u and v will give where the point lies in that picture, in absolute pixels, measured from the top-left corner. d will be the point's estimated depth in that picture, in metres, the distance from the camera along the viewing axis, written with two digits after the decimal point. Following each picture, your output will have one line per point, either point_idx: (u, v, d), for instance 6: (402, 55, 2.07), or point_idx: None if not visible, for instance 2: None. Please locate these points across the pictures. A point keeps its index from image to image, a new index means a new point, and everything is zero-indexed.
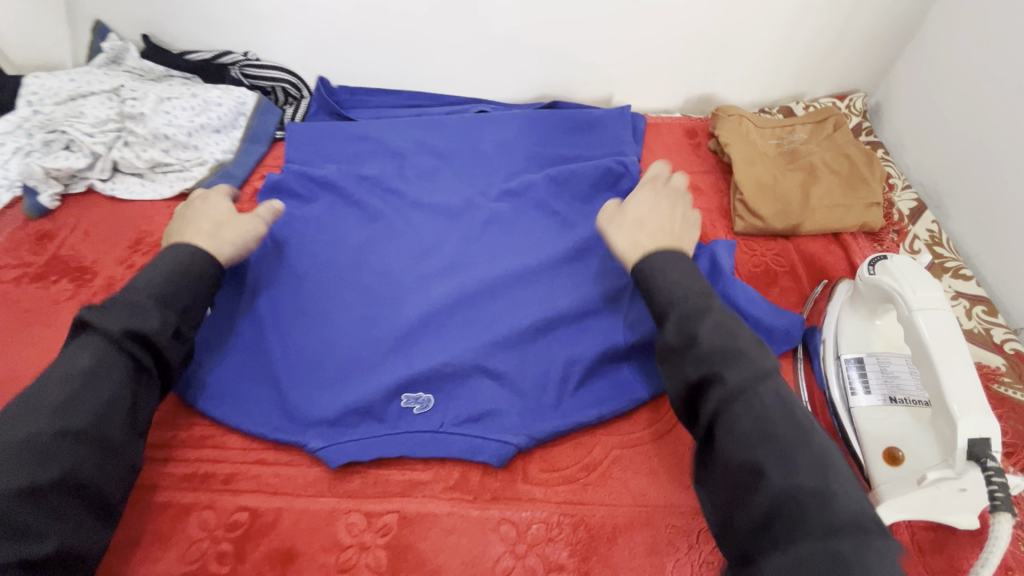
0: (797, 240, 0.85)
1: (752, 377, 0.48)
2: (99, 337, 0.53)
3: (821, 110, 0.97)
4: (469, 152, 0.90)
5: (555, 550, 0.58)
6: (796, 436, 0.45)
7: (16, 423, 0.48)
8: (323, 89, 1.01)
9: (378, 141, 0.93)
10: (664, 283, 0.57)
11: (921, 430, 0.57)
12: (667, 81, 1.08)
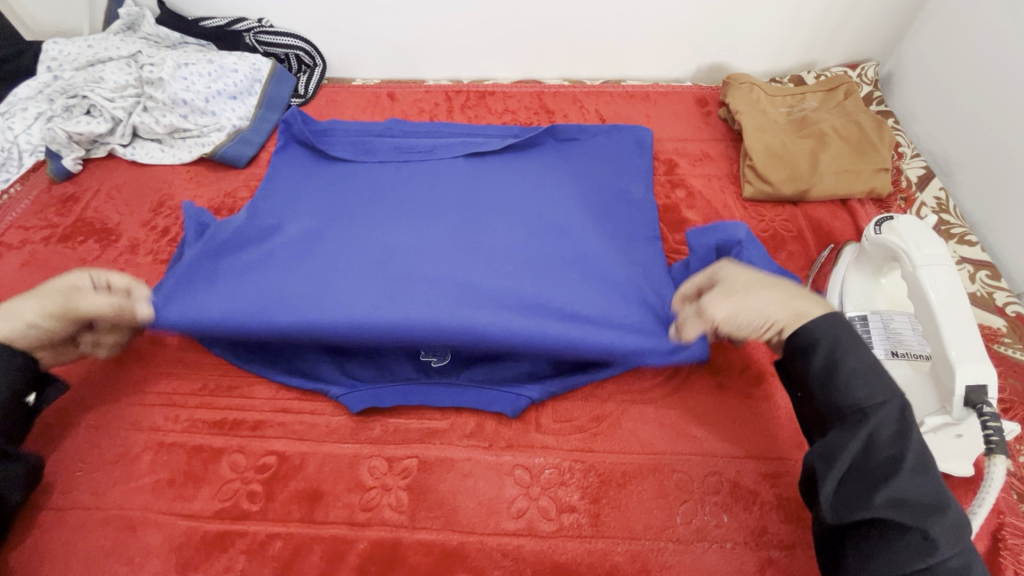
0: (805, 207, 0.87)
1: (900, 430, 0.44)
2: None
3: (832, 78, 0.98)
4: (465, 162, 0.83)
5: (567, 493, 0.61)
6: (930, 480, 0.43)
7: None
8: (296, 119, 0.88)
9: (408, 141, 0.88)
10: (818, 349, 0.48)
11: (919, 379, 0.59)
12: (679, 49, 1.08)
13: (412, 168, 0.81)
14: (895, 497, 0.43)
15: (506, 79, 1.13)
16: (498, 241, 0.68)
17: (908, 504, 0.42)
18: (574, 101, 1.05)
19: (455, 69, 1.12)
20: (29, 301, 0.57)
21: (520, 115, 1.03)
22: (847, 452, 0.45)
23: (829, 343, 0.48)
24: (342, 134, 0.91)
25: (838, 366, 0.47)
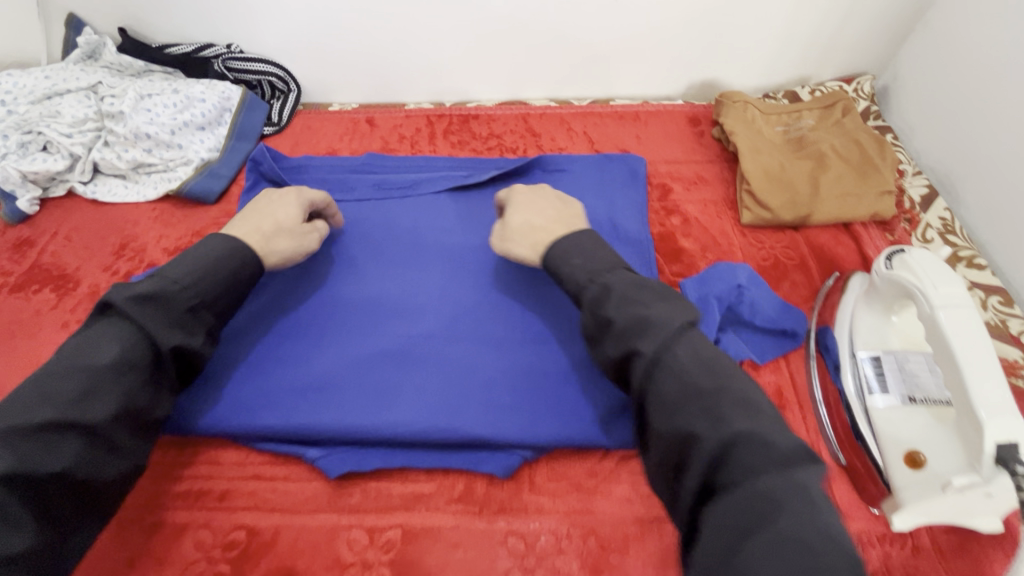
0: (806, 231, 0.83)
1: (683, 368, 0.46)
2: (135, 340, 0.52)
3: (829, 94, 0.94)
4: (449, 215, 0.83)
5: (565, 563, 0.56)
6: (740, 431, 0.41)
7: (63, 398, 0.47)
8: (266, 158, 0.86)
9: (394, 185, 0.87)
10: (596, 311, 0.52)
11: (941, 430, 0.55)
12: (669, 66, 1.04)
13: (391, 234, 0.81)
14: (726, 474, 0.39)
15: (490, 101, 1.09)
16: (492, 319, 0.71)
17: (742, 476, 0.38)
18: (561, 123, 1.00)
19: (437, 92, 1.07)
20: (270, 232, 0.65)
21: (505, 139, 0.98)
22: (659, 404, 0.45)
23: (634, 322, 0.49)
24: (324, 175, 0.89)
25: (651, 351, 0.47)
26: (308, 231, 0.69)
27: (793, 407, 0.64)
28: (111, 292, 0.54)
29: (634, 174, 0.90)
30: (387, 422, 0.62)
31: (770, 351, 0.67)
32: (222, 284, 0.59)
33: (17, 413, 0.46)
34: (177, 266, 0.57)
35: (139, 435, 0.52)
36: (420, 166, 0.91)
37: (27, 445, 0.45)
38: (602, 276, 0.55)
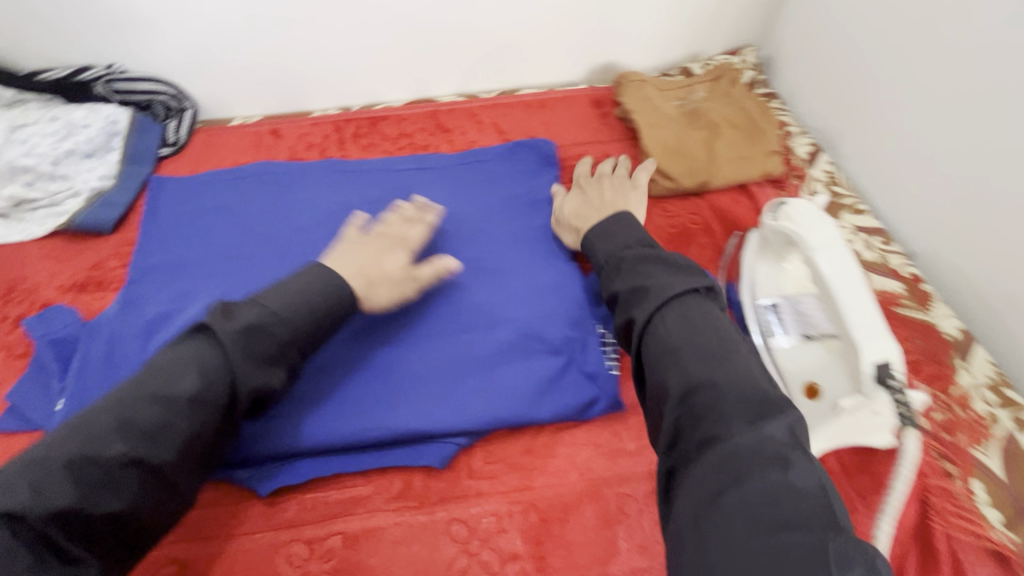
0: (708, 197, 0.88)
1: (682, 330, 0.52)
2: (216, 373, 0.52)
3: (715, 68, 1.01)
4: (365, 219, 0.84)
5: (508, 541, 0.57)
6: (727, 393, 0.47)
7: (92, 446, 0.46)
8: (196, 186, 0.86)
9: (306, 194, 0.87)
10: (609, 283, 0.62)
11: (830, 360, 0.61)
12: (568, 52, 1.07)
13: (308, 245, 0.81)
14: (722, 492, 0.41)
15: (398, 101, 1.08)
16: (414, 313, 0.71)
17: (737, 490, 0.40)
18: (470, 117, 1.01)
19: (342, 97, 1.06)
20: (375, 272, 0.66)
21: (416, 137, 0.98)
22: (646, 359, 0.53)
23: (659, 332, 0.53)
24: (232, 192, 0.87)
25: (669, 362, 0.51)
26: (408, 279, 0.67)
27: None
28: (213, 317, 0.54)
29: (543, 155, 0.92)
30: (317, 432, 0.60)
31: None
32: (327, 313, 0.60)
33: (90, 444, 0.46)
34: (276, 297, 0.58)
35: (194, 471, 0.51)
36: (331, 173, 0.91)
37: (76, 480, 0.44)
38: (635, 281, 0.59)
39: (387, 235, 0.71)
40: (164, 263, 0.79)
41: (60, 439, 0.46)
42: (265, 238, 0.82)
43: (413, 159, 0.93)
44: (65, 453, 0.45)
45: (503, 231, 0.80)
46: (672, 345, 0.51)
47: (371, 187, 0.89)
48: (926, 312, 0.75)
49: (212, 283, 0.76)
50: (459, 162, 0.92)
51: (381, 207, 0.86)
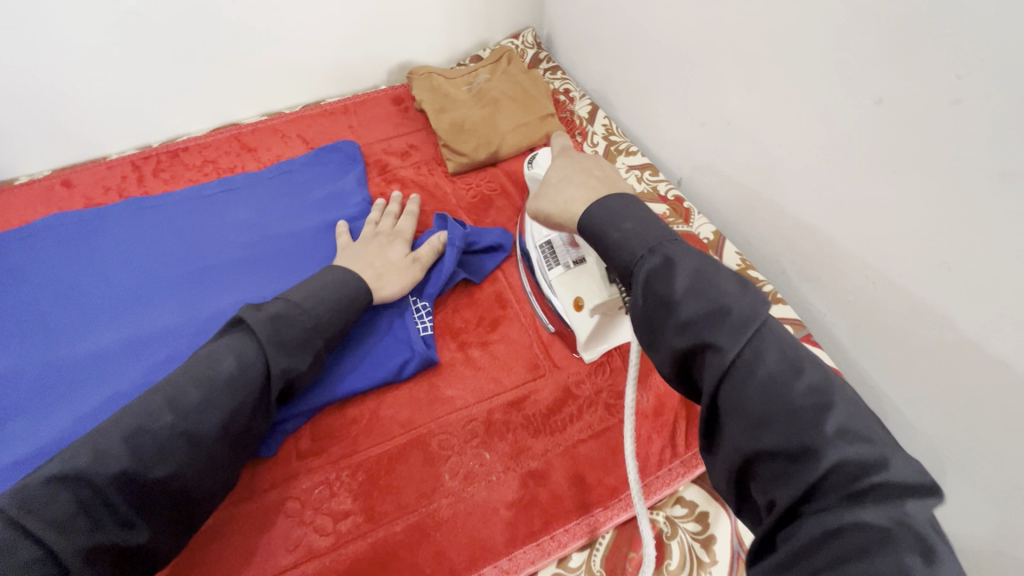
0: (503, 165, 0.97)
1: (726, 310, 0.39)
2: (252, 356, 0.57)
3: (495, 52, 1.11)
4: (176, 247, 0.85)
5: (339, 502, 0.61)
6: (800, 365, 0.37)
7: (133, 447, 0.48)
8: (3, 247, 0.84)
9: (109, 235, 0.86)
10: (609, 241, 0.48)
11: (592, 272, 0.67)
12: (362, 58, 1.13)
13: (113, 285, 0.81)
14: (793, 461, 0.35)
15: (202, 130, 1.08)
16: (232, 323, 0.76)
17: (762, 392, 0.37)
18: (275, 132, 1.04)
19: (139, 136, 1.04)
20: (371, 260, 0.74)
21: (221, 161, 0.99)
22: (680, 328, 0.41)
23: (659, 284, 0.43)
24: (24, 248, 0.84)
25: (677, 307, 0.41)
26: (410, 263, 0.76)
27: (512, 305, 0.79)
28: (244, 310, 0.59)
29: (348, 156, 0.98)
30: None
31: (487, 264, 0.82)
32: (339, 301, 0.66)
33: (140, 418, 0.49)
34: (299, 293, 0.64)
35: (232, 447, 0.55)
36: (134, 209, 0.90)
37: (125, 451, 0.47)
38: (626, 230, 0.47)
39: (381, 232, 0.80)
40: None
41: (108, 422, 0.49)
42: (66, 288, 0.80)
43: (220, 181, 0.95)
44: (117, 429, 0.48)
45: (315, 232, 0.88)
46: (662, 276, 0.43)
47: (180, 215, 0.90)
48: (688, 223, 0.89)
49: (10, 343, 0.74)
50: (268, 175, 0.95)
51: (190, 234, 0.87)
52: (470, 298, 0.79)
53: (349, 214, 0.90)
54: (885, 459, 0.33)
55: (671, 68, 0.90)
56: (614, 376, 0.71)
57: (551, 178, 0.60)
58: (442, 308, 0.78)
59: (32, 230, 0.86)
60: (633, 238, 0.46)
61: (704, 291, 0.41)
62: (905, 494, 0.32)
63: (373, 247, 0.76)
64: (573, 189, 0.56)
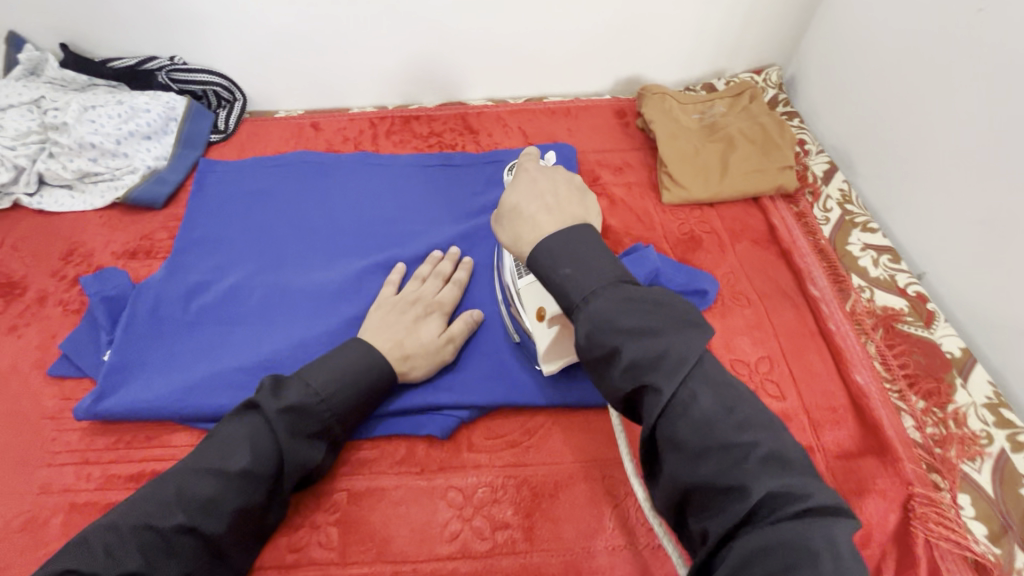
0: (720, 207, 0.91)
1: (658, 355, 0.41)
2: (267, 447, 0.53)
3: (738, 84, 1.03)
4: (394, 207, 0.90)
5: (500, 510, 0.60)
6: (726, 417, 0.39)
7: (181, 511, 0.48)
8: (259, 169, 0.95)
9: (341, 182, 0.94)
10: (560, 276, 0.47)
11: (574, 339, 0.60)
12: (595, 64, 1.12)
13: (337, 228, 0.87)
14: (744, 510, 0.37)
15: (431, 103, 1.15)
16: None
17: (695, 430, 0.39)
18: (497, 120, 1.07)
19: (380, 96, 1.13)
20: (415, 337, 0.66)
21: (445, 137, 1.04)
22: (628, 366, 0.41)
23: (605, 326, 0.43)
24: (273, 175, 0.94)
25: (633, 367, 0.41)
26: (444, 345, 0.67)
27: None
28: (266, 392, 0.56)
29: (564, 160, 0.97)
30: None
31: None
32: (366, 390, 0.60)
33: (155, 511, 0.48)
34: (320, 375, 0.58)
35: (242, 536, 0.53)
36: (365, 163, 0.97)
37: (140, 547, 0.46)
38: (568, 266, 0.46)
39: (423, 298, 0.70)
40: (210, 236, 0.85)
41: (127, 506, 0.49)
42: (298, 221, 0.88)
43: (441, 155, 0.99)
44: (125, 522, 0.47)
45: None
46: (609, 320, 0.43)
47: (401, 179, 0.95)
48: (930, 331, 0.76)
49: (248, 258, 0.82)
50: (485, 160, 0.98)
51: (407, 198, 0.92)
52: None
53: None
54: (827, 510, 0.37)
55: (977, 146, 0.76)
56: None
57: (508, 203, 0.54)
58: None
59: (282, 161, 0.96)
60: (591, 274, 0.46)
61: (642, 335, 0.42)
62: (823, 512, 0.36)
63: (407, 318, 0.67)
64: (529, 226, 0.51)
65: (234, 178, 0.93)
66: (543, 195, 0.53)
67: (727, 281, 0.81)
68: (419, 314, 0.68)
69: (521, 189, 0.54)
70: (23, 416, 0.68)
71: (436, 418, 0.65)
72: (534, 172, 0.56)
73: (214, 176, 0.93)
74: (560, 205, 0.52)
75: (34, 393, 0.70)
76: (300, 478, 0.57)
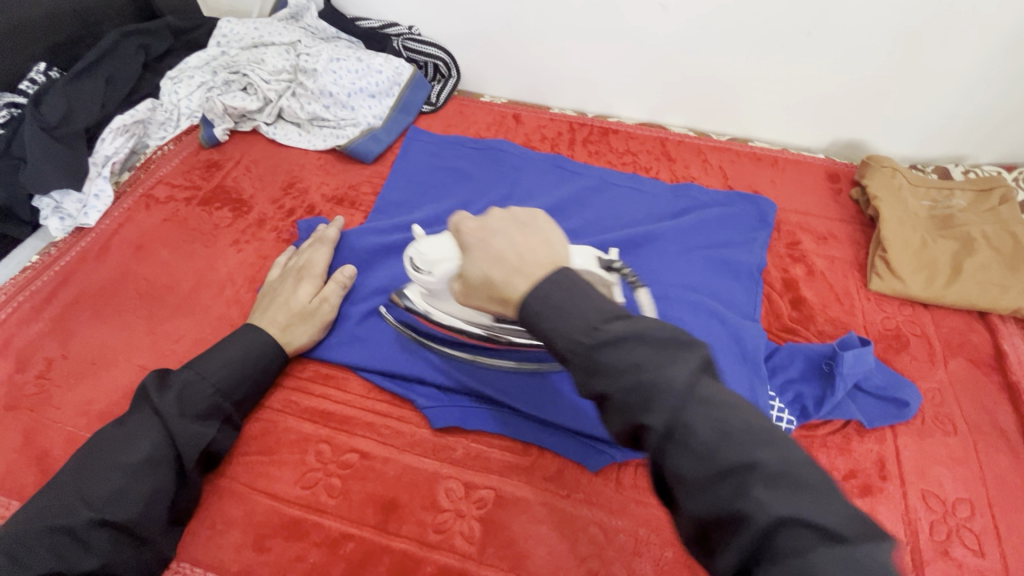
0: (936, 312, 0.81)
1: (711, 453, 0.35)
2: (163, 433, 0.57)
3: (988, 178, 0.90)
4: (580, 217, 0.90)
5: (641, 565, 0.58)
6: (770, 505, 0.33)
7: (75, 504, 0.52)
8: (458, 149, 0.98)
9: (534, 178, 0.95)
10: (545, 333, 0.42)
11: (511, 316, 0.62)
12: (817, 119, 1.04)
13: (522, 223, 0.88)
14: None
15: (630, 118, 1.13)
16: None
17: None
18: (697, 153, 1.03)
19: (581, 101, 1.12)
20: (286, 309, 0.70)
21: (640, 159, 1.02)
22: (668, 407, 0.37)
23: (686, 418, 0.36)
24: (471, 156, 0.97)
25: (716, 473, 0.35)
26: (318, 303, 0.71)
27: (893, 481, 0.65)
28: (149, 389, 0.59)
29: (762, 214, 0.91)
30: (496, 399, 0.67)
31: (881, 419, 0.68)
32: (251, 368, 0.65)
33: (53, 516, 0.51)
34: (205, 362, 0.63)
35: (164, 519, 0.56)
36: (559, 167, 0.97)
37: (48, 548, 0.49)
38: (603, 338, 0.40)
39: (291, 269, 0.75)
40: (406, 202, 0.90)
41: (23, 518, 0.50)
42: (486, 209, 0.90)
43: (633, 176, 0.97)
44: (32, 530, 0.50)
45: (707, 265, 0.83)
46: (687, 432, 0.36)
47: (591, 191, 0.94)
48: None
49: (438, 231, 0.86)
50: (674, 191, 0.94)
51: (594, 212, 0.91)
52: (845, 443, 0.68)
53: (744, 268, 0.83)
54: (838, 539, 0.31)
55: None
56: None
57: (473, 280, 0.48)
58: (811, 432, 0.68)
59: (482, 145, 0.99)
60: (574, 326, 0.41)
61: (716, 451, 0.35)
62: (815, 529, 0.32)
63: (280, 292, 0.72)
64: (498, 271, 0.46)
65: (438, 152, 0.98)
66: (503, 254, 0.47)
67: (931, 398, 0.72)
68: (291, 283, 0.73)
69: (480, 256, 0.48)
70: (232, 323, 0.76)
71: (586, 447, 0.64)
72: (479, 232, 0.49)
73: (420, 145, 0.98)
74: (525, 261, 0.46)
75: (242, 304, 0.78)
76: (205, 457, 0.61)
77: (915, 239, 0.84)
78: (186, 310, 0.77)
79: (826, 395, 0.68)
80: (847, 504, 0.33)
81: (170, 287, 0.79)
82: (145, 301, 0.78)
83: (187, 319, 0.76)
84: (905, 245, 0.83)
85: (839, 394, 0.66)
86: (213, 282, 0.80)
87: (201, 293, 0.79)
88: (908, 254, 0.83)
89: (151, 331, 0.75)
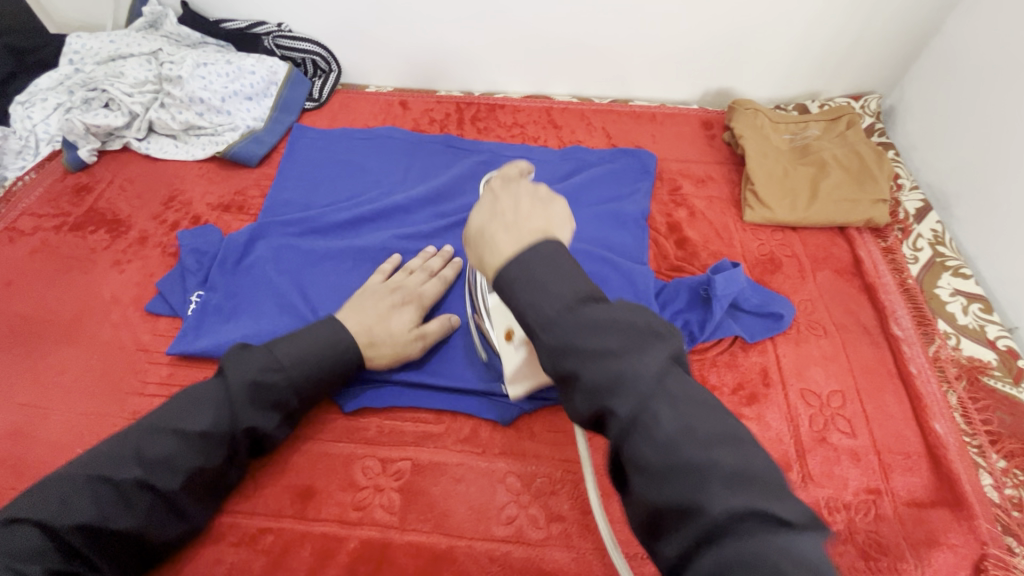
0: (803, 233, 0.89)
1: (615, 372, 0.38)
2: (225, 413, 0.54)
3: (835, 108, 1.00)
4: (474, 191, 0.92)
5: (558, 503, 0.61)
6: (660, 407, 0.37)
7: (123, 462, 0.51)
8: (346, 141, 0.98)
9: (426, 160, 0.96)
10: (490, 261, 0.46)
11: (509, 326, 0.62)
12: (686, 73, 1.10)
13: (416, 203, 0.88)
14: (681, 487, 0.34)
15: (516, 93, 1.15)
16: None
17: (660, 452, 0.36)
18: (582, 118, 1.07)
19: (466, 81, 1.14)
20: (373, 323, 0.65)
21: (528, 129, 1.05)
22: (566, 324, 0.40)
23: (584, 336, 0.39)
24: (359, 146, 0.97)
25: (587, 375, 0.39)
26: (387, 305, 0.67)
27: (776, 386, 0.72)
28: (230, 362, 0.57)
29: (643, 165, 0.96)
30: (404, 374, 0.68)
31: (760, 333, 0.75)
32: (330, 356, 0.60)
33: (107, 466, 0.50)
34: (286, 345, 0.59)
35: (202, 492, 0.55)
36: (450, 146, 0.98)
37: (95, 498, 0.49)
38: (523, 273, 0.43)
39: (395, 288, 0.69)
40: (297, 199, 0.89)
41: (82, 457, 0.51)
42: (380, 196, 0.90)
43: (522, 145, 1.00)
44: (79, 474, 0.49)
45: (598, 218, 0.87)
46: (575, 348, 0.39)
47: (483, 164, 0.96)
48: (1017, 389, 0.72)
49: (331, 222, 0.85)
50: (562, 155, 0.98)
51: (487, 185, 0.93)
52: (732, 360, 0.74)
53: (632, 216, 0.88)
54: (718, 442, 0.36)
55: None
56: (879, 524, 0.62)
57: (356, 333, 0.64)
58: (702, 355, 0.74)
59: (371, 134, 0.99)
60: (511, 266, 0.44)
61: (608, 357, 0.39)
62: (689, 432, 0.36)
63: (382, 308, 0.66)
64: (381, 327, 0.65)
65: (325, 146, 0.97)
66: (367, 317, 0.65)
67: (804, 309, 0.80)
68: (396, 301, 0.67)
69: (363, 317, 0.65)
70: (121, 346, 0.73)
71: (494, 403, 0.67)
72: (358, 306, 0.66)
73: (306, 141, 0.97)
74: (519, 222, 0.47)
75: (130, 325, 0.75)
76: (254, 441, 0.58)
77: (779, 170, 0.92)
78: (69, 341, 0.73)
79: (706, 319, 0.73)
80: (724, 421, 0.37)
81: (48, 319, 0.75)
82: (22, 337, 0.73)
83: (71, 349, 0.72)
84: (770, 176, 0.91)
85: (716, 315, 0.72)
86: (96, 307, 0.76)
87: (84, 320, 0.75)
88: (773, 184, 0.90)
89: (32, 368, 0.71)
